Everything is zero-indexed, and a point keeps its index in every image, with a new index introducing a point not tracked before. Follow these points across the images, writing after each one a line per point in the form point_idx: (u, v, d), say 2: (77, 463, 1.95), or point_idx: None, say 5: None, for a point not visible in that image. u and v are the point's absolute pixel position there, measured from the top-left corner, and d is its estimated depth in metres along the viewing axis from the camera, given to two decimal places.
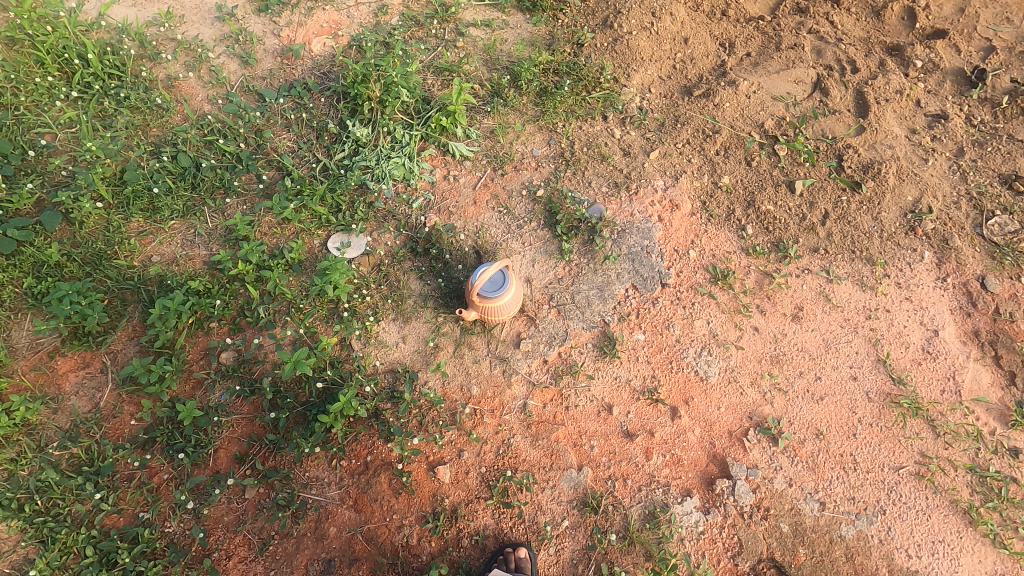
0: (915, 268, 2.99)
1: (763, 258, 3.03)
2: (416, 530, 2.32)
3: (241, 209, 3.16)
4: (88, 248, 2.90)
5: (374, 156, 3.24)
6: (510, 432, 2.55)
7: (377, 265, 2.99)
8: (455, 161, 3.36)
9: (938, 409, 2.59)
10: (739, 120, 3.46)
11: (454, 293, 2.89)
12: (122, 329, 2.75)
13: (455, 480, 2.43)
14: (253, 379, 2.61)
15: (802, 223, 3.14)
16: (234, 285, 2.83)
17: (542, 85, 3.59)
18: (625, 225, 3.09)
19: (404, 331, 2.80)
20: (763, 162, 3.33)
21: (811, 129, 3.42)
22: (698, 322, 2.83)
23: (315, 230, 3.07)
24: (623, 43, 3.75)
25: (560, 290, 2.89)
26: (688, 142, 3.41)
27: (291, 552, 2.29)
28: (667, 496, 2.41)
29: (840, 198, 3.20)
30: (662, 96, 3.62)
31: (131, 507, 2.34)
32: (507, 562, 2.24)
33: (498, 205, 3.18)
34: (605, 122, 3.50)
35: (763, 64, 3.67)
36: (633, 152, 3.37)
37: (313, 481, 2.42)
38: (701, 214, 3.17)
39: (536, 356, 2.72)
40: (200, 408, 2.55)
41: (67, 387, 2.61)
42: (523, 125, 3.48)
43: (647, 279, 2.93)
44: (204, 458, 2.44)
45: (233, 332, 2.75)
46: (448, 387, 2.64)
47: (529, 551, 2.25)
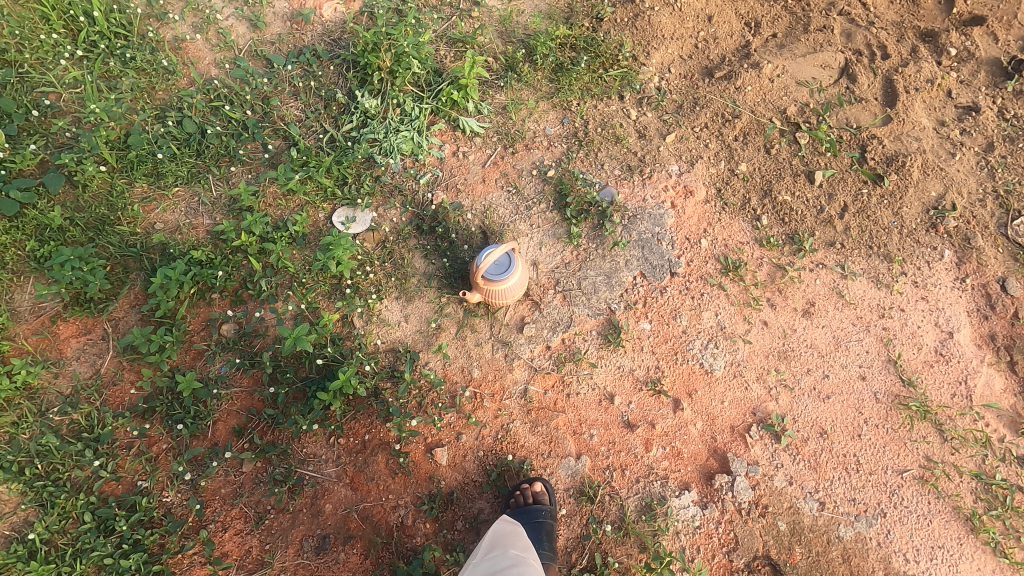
0: (933, 267, 2.91)
1: (777, 250, 2.96)
2: (412, 511, 2.33)
3: (246, 178, 3.10)
4: (91, 213, 2.87)
5: (382, 129, 3.16)
6: (509, 417, 2.53)
7: (381, 241, 2.94)
8: (465, 137, 3.27)
9: (947, 413, 2.53)
10: (760, 105, 3.35)
11: (459, 273, 2.84)
12: (124, 297, 2.72)
13: (452, 463, 2.42)
14: (254, 353, 2.61)
15: (819, 215, 3.04)
16: (238, 256, 2.80)
17: (557, 61, 3.47)
18: (637, 210, 3.00)
19: (407, 310, 2.76)
20: (783, 150, 3.22)
21: (834, 117, 3.30)
22: (707, 314, 2.78)
23: (321, 204, 3.02)
24: (645, 19, 3.60)
25: (567, 275, 2.82)
26: (707, 126, 3.30)
27: (286, 527, 2.29)
28: (665, 488, 2.39)
29: (860, 190, 3.10)
30: (682, 76, 3.49)
31: (130, 475, 2.34)
32: (525, 496, 2.31)
33: (507, 185, 3.10)
34: (621, 102, 3.38)
35: (789, 47, 3.53)
36: (648, 134, 3.26)
37: (310, 458, 2.41)
38: (716, 202, 3.09)
39: (538, 341, 2.68)
40: (200, 379, 2.54)
41: (69, 352, 2.60)
42: (537, 102, 3.38)
43: (656, 267, 2.86)
44: (203, 430, 2.44)
45: (235, 304, 2.73)
46: (449, 369, 2.62)
47: (545, 485, 2.35)
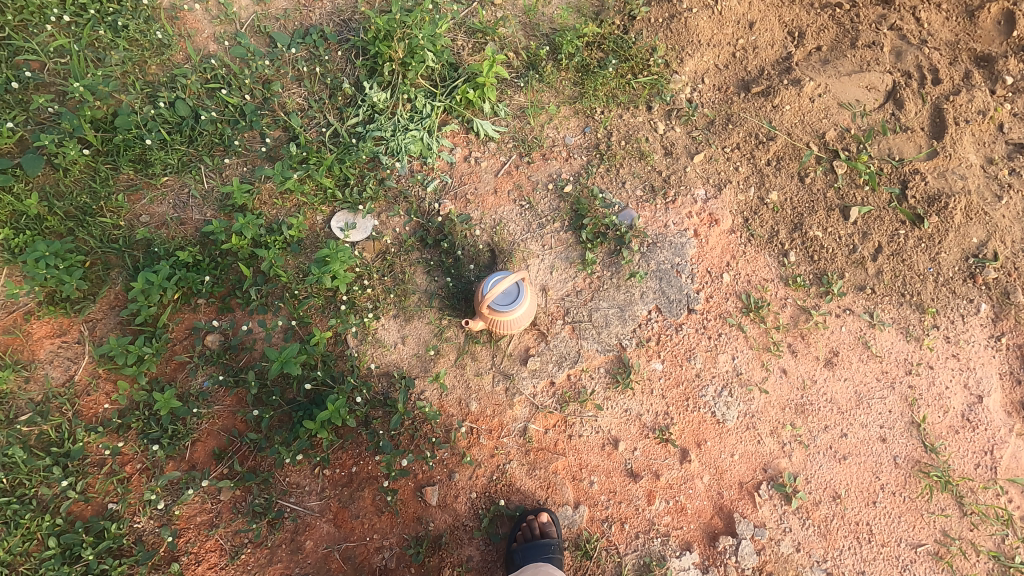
0: (968, 322, 2.73)
1: (803, 290, 2.78)
2: (397, 553, 2.21)
3: (241, 171, 2.87)
4: (72, 201, 2.65)
5: (390, 126, 2.92)
6: (506, 457, 2.39)
7: (381, 252, 2.73)
8: (479, 141, 3.03)
9: (969, 485, 2.39)
10: (798, 127, 3.11)
11: (463, 294, 2.64)
12: (103, 297, 2.53)
13: (443, 504, 2.29)
14: (239, 368, 2.44)
15: (851, 255, 2.84)
16: (227, 259, 2.61)
17: (583, 62, 3.20)
18: (657, 237, 2.79)
19: (404, 331, 2.58)
20: (817, 180, 3.00)
21: (876, 147, 3.07)
22: (723, 357, 2.61)
23: (319, 205, 2.80)
24: (681, 21, 3.31)
25: (578, 304, 2.64)
26: (738, 146, 3.06)
27: (263, 563, 2.16)
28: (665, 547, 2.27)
29: (897, 231, 2.89)
30: (716, 88, 3.23)
31: (101, 496, 2.20)
32: (531, 529, 2.21)
33: (520, 198, 2.88)
34: (649, 113, 3.13)
35: (834, 63, 3.26)
36: (675, 151, 3.02)
37: (293, 488, 2.28)
38: (742, 232, 2.88)
39: (542, 376, 2.51)
40: (180, 395, 2.37)
41: (42, 355, 2.43)
42: (558, 107, 3.13)
43: (673, 302, 2.67)
44: (180, 451, 2.29)
45: (222, 313, 2.56)
46: (445, 400, 2.46)
47: (551, 515, 2.25)
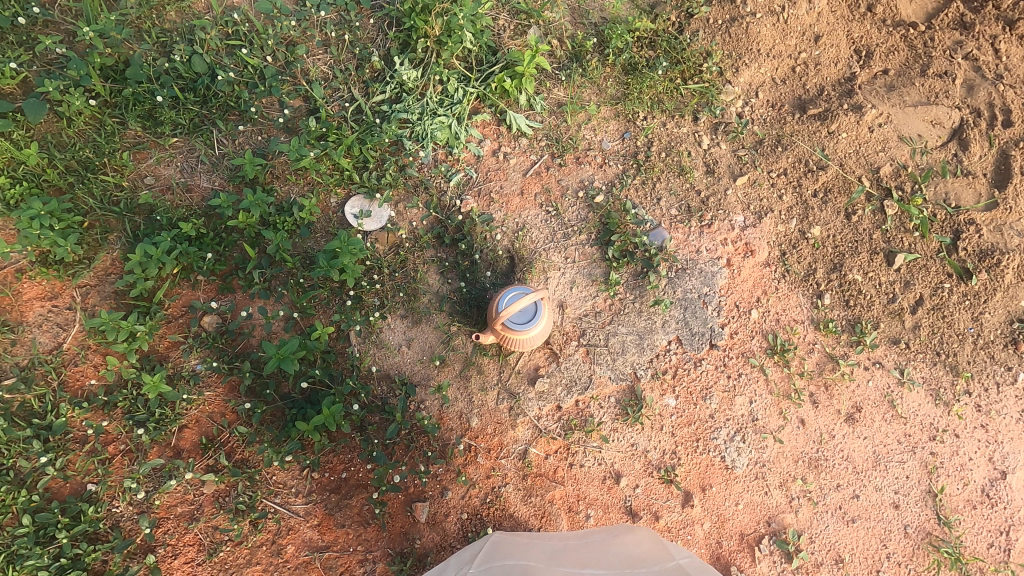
0: (1002, 391, 2.59)
1: (833, 337, 2.62)
2: (379, 568, 2.14)
3: (255, 140, 2.69)
4: (74, 154, 2.48)
5: (418, 108, 2.73)
6: (502, 479, 2.30)
7: (395, 246, 2.58)
8: (510, 135, 2.83)
9: (978, 566, 2.33)
10: (851, 158, 2.88)
11: (475, 300, 2.49)
12: (99, 263, 2.40)
13: (432, 522, 2.21)
14: (234, 355, 2.32)
15: (889, 304, 2.68)
16: (232, 236, 2.46)
17: (631, 60, 2.96)
18: (687, 263, 2.63)
19: (410, 334, 2.46)
20: (865, 219, 2.79)
21: (932, 189, 2.84)
22: (740, 400, 2.48)
23: (333, 187, 2.63)
24: (742, 25, 3.04)
25: (595, 326, 2.50)
26: (786, 172, 2.85)
27: (241, 563, 2.08)
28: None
29: (941, 284, 2.71)
30: (769, 104, 2.98)
31: (80, 476, 2.10)
32: None
33: (547, 203, 2.70)
34: (694, 124, 2.91)
35: (900, 90, 2.96)
36: (717, 170, 2.82)
37: (279, 488, 2.19)
38: (777, 266, 2.71)
39: (549, 399, 2.40)
40: (170, 377, 2.26)
41: (30, 317, 2.31)
42: (598, 107, 2.90)
43: (695, 335, 2.53)
44: (166, 436, 2.19)
45: (222, 293, 2.42)
46: (445, 413, 2.35)
47: None
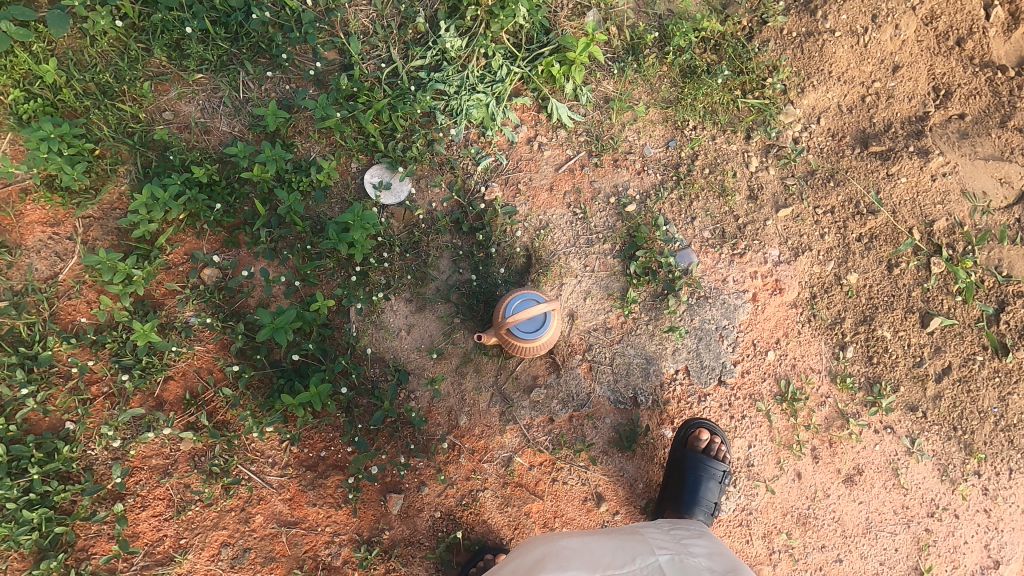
0: (1014, 478, 2.47)
1: (848, 393, 2.50)
2: (344, 552, 2.11)
3: (283, 89, 2.55)
4: (93, 76, 2.36)
5: (456, 81, 2.56)
6: (481, 483, 2.25)
7: (411, 225, 2.47)
8: (549, 124, 2.66)
9: None
10: (906, 206, 2.65)
11: (484, 296, 2.39)
12: (106, 196, 2.31)
13: (404, 514, 2.18)
14: (230, 314, 2.25)
15: (914, 368, 2.53)
16: (244, 188, 2.35)
17: (691, 62, 2.75)
18: (710, 291, 2.49)
19: (412, 320, 2.38)
20: (906, 273, 2.61)
21: (985, 253, 2.61)
22: (738, 442, 2.40)
23: (356, 152, 2.50)
24: (818, 42, 2.79)
25: (603, 343, 2.39)
26: (833, 210, 2.66)
27: (208, 525, 2.06)
28: (675, 448, 2.31)
29: (973, 355, 2.54)
30: (829, 133, 2.76)
31: (59, 412, 2.07)
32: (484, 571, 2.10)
33: (575, 204, 2.56)
34: (745, 142, 2.72)
35: (973, 139, 2.68)
36: (761, 197, 2.65)
37: (256, 456, 2.15)
38: (803, 309, 2.57)
39: (543, 410, 2.32)
40: (162, 326, 2.20)
41: (30, 242, 2.24)
42: (647, 108, 2.71)
43: (704, 369, 2.42)
44: (150, 385, 2.15)
45: (226, 247, 2.33)
46: (435, 407, 2.29)
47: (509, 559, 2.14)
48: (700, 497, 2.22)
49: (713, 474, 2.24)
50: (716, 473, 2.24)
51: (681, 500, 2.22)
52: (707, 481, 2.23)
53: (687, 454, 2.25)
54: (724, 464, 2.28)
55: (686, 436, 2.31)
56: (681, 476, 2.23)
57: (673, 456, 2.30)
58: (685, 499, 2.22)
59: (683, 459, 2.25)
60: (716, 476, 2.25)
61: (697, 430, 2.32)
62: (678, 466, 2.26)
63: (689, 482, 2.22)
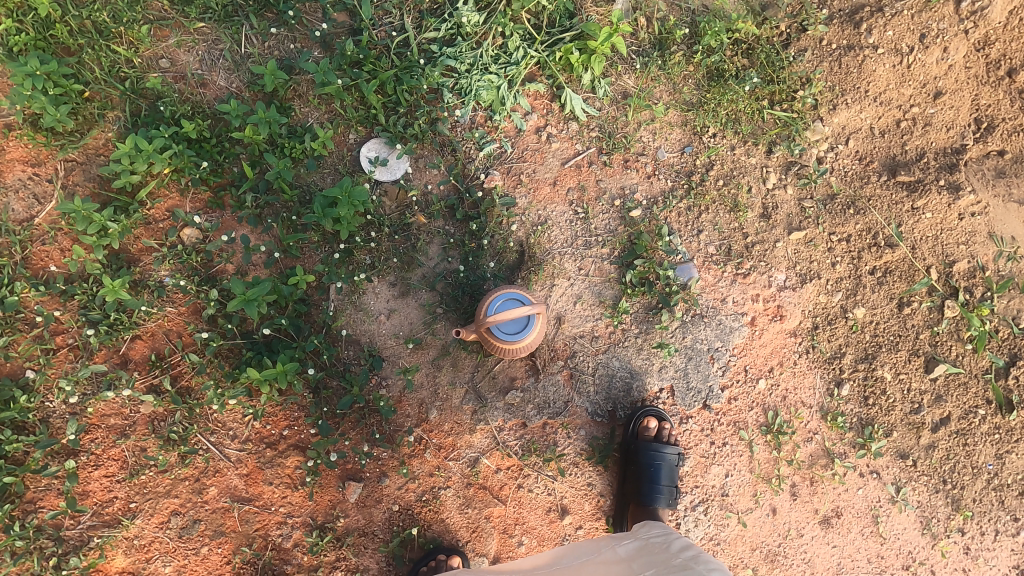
0: (998, 539, 2.38)
1: (838, 432, 2.40)
2: (295, 535, 2.07)
3: (287, 48, 2.42)
4: (89, 13, 2.24)
5: (469, 59, 2.42)
6: (444, 482, 2.18)
7: (404, 205, 2.36)
8: (561, 115, 2.52)
9: None
10: (927, 243, 2.48)
11: (470, 288, 2.29)
12: (92, 141, 2.21)
13: (361, 504, 2.13)
14: (206, 278, 2.18)
15: (911, 415, 2.41)
16: (235, 149, 2.25)
17: (719, 65, 2.58)
18: (707, 310, 2.38)
19: (393, 305, 2.29)
20: (917, 313, 2.46)
21: (1005, 301, 2.43)
22: (715, 469, 2.32)
23: (355, 123, 2.38)
24: (858, 57, 2.59)
25: (587, 351, 2.30)
26: (849, 239, 2.52)
27: (160, 492, 2.02)
28: (629, 441, 2.20)
29: (975, 408, 2.41)
30: (857, 156, 2.59)
31: (21, 360, 2.01)
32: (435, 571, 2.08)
33: (578, 203, 2.44)
34: (765, 156, 2.57)
35: (1010, 179, 2.47)
36: (774, 217, 2.51)
37: (217, 427, 2.10)
38: (803, 339, 2.46)
39: (517, 413, 2.24)
40: (135, 283, 2.13)
41: (8, 180, 2.15)
42: (666, 109, 2.56)
43: (690, 391, 2.32)
44: (116, 343, 2.08)
45: (210, 208, 2.25)
46: (406, 398, 2.22)
47: (461, 561, 2.10)
48: (660, 486, 2.14)
49: (669, 459, 2.17)
50: (670, 457, 2.18)
51: (642, 491, 2.14)
52: (664, 468, 2.16)
53: (639, 445, 2.16)
54: (674, 446, 2.22)
55: (635, 427, 2.21)
56: (638, 467, 2.14)
57: (626, 447, 2.20)
58: (645, 490, 2.14)
59: (638, 450, 2.15)
60: (671, 460, 2.18)
61: (646, 417, 2.22)
62: (633, 458, 2.16)
63: (647, 474, 2.14)
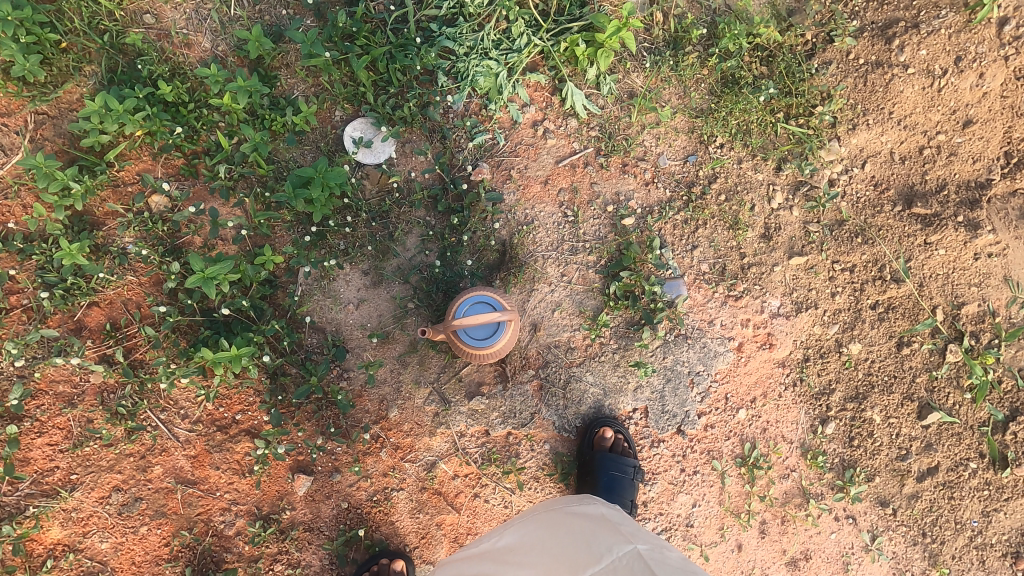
0: None
1: (816, 471, 2.30)
2: (238, 523, 2.01)
3: (278, 13, 2.28)
4: None
5: (469, 42, 2.27)
6: (397, 483, 2.11)
7: (385, 192, 2.25)
8: (561, 110, 2.38)
9: None
10: (937, 282, 2.32)
11: (445, 285, 2.20)
12: (64, 94, 2.10)
13: (309, 498, 2.07)
14: (171, 250, 2.09)
15: (897, 461, 2.30)
16: (212, 116, 2.13)
17: (735, 70, 2.41)
18: (693, 331, 2.26)
19: (363, 295, 2.19)
20: (916, 355, 2.31)
21: (1014, 351, 2.26)
22: (682, 497, 2.23)
23: (342, 101, 2.26)
24: (885, 75, 2.39)
25: (561, 363, 2.20)
26: (854, 270, 2.36)
27: (103, 466, 1.95)
28: (585, 452, 2.13)
29: (966, 461, 2.27)
30: (871, 181, 2.41)
31: None
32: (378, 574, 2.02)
33: (568, 205, 2.31)
34: (774, 173, 2.42)
35: None
36: (775, 238, 2.36)
37: (168, 404, 2.03)
38: (791, 370, 2.34)
39: (480, 420, 2.15)
40: (96, 248, 2.04)
41: None
42: (673, 113, 2.41)
43: (665, 414, 2.22)
44: (71, 308, 2.00)
45: (182, 177, 2.15)
46: (367, 393, 2.14)
47: (406, 564, 2.04)
48: (615, 498, 2.07)
49: (626, 471, 2.10)
50: (627, 469, 2.10)
51: None
52: (620, 480, 2.09)
53: (595, 456, 2.08)
54: (632, 457, 2.14)
55: (592, 437, 2.12)
56: (594, 479, 2.07)
57: (583, 458, 2.13)
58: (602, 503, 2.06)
59: (593, 463, 2.07)
60: (629, 472, 2.11)
61: (602, 428, 2.13)
62: (589, 470, 2.09)
63: (604, 487, 2.07)
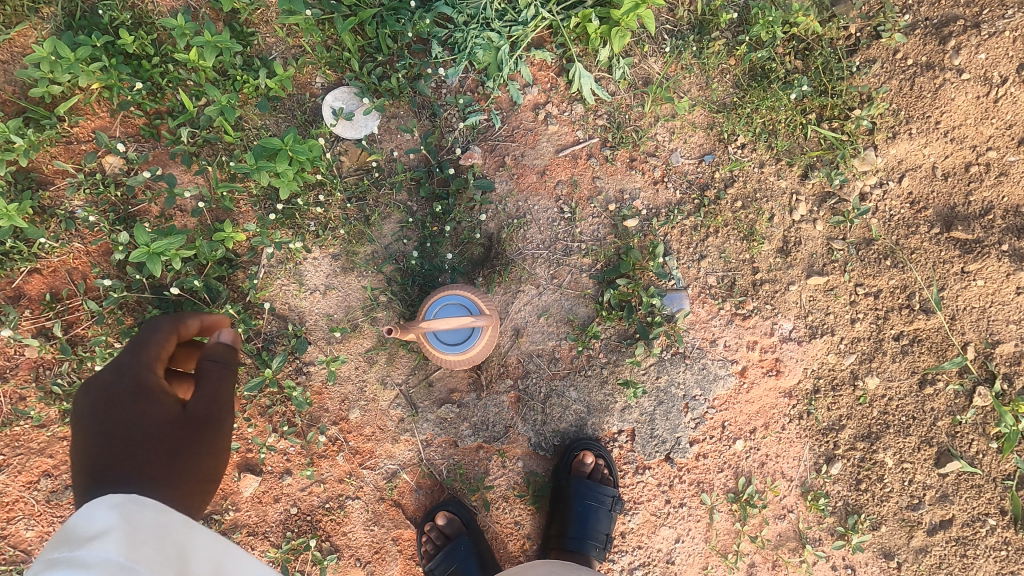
0: None
1: (816, 514, 2.08)
2: None
3: None
4: None
5: (469, 10, 2.02)
6: (353, 491, 1.94)
7: (364, 170, 2.04)
8: (566, 93, 2.13)
9: None
10: (971, 316, 2.07)
11: (422, 279, 2.00)
12: (19, 37, 1.91)
13: (256, 500, 1.90)
14: (123, 218, 1.90)
15: (908, 512, 2.07)
16: (178, 73, 1.92)
17: (765, 62, 2.15)
18: (692, 351, 2.04)
19: (331, 283, 1.99)
20: (940, 396, 2.07)
21: None
22: (665, 531, 2.03)
23: (324, 66, 2.03)
24: (936, 79, 2.11)
25: (542, 374, 1.99)
26: (879, 296, 2.11)
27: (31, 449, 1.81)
28: (558, 477, 1.95)
29: (984, 516, 2.04)
30: (908, 199, 2.15)
31: None
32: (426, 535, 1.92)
33: (565, 200, 2.08)
34: (798, 181, 2.16)
35: None
36: (793, 254, 2.12)
37: None
38: (798, 402, 2.11)
39: (449, 430, 1.96)
40: (39, 210, 1.86)
41: None
42: (691, 105, 2.15)
43: (653, 439, 2.01)
44: (10, 274, 1.84)
45: (142, 139, 1.95)
46: (327, 391, 1.95)
47: (448, 514, 1.92)
48: (588, 530, 1.93)
49: (602, 502, 1.93)
50: (605, 500, 1.94)
51: (568, 534, 1.92)
52: (595, 511, 1.93)
53: (569, 485, 1.92)
54: (612, 486, 1.96)
55: (568, 463, 1.94)
56: (566, 508, 1.93)
57: (557, 484, 1.96)
58: (574, 535, 1.92)
59: (566, 491, 1.91)
60: (606, 503, 1.94)
61: (581, 453, 1.94)
62: (562, 497, 1.93)
63: (576, 516, 1.92)
